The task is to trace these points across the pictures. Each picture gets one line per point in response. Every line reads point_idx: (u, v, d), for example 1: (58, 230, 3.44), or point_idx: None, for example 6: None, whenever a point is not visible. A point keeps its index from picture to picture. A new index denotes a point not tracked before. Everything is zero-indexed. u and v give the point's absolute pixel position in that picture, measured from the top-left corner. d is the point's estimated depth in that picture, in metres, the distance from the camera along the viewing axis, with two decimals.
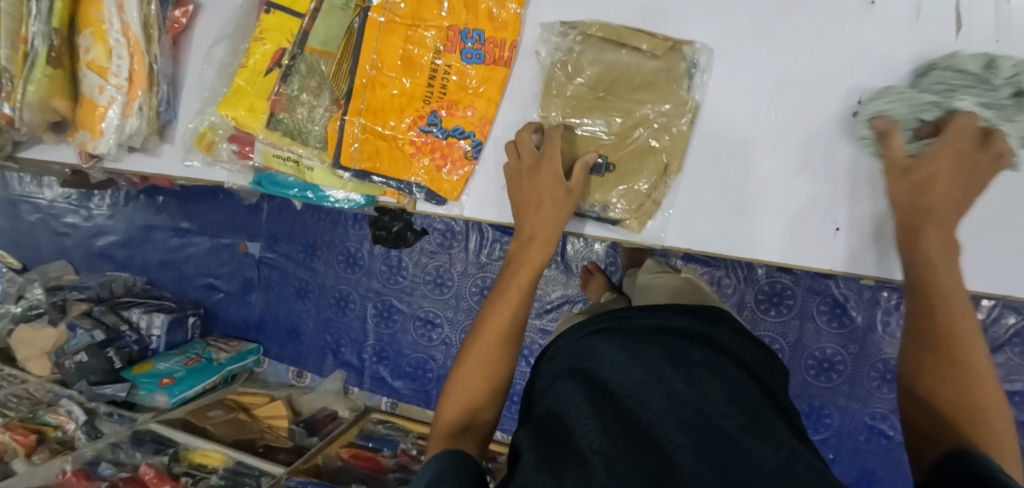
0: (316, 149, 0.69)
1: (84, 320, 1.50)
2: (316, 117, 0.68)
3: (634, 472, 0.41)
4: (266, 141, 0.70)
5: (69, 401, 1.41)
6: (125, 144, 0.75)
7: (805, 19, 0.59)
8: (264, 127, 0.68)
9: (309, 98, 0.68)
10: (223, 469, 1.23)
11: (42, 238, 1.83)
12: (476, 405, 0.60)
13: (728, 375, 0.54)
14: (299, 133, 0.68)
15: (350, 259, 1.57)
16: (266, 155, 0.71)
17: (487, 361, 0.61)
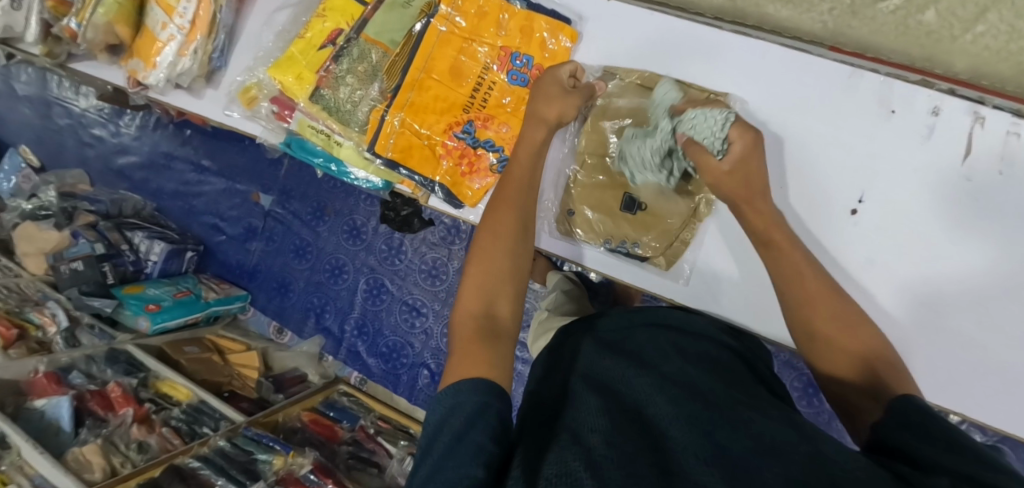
0: (355, 132, 0.72)
1: (88, 231, 1.54)
2: (356, 100, 0.71)
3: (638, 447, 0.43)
4: (305, 111, 0.73)
5: (56, 304, 1.44)
6: (172, 80, 0.79)
7: (830, 118, 0.68)
8: (307, 98, 0.71)
9: (357, 82, 0.71)
10: (186, 405, 1.25)
11: (67, 143, 1.87)
12: (493, 290, 0.59)
13: (720, 370, 0.58)
14: (338, 111, 0.71)
15: (354, 232, 1.62)
16: (301, 124, 0.75)
17: (500, 242, 0.61)
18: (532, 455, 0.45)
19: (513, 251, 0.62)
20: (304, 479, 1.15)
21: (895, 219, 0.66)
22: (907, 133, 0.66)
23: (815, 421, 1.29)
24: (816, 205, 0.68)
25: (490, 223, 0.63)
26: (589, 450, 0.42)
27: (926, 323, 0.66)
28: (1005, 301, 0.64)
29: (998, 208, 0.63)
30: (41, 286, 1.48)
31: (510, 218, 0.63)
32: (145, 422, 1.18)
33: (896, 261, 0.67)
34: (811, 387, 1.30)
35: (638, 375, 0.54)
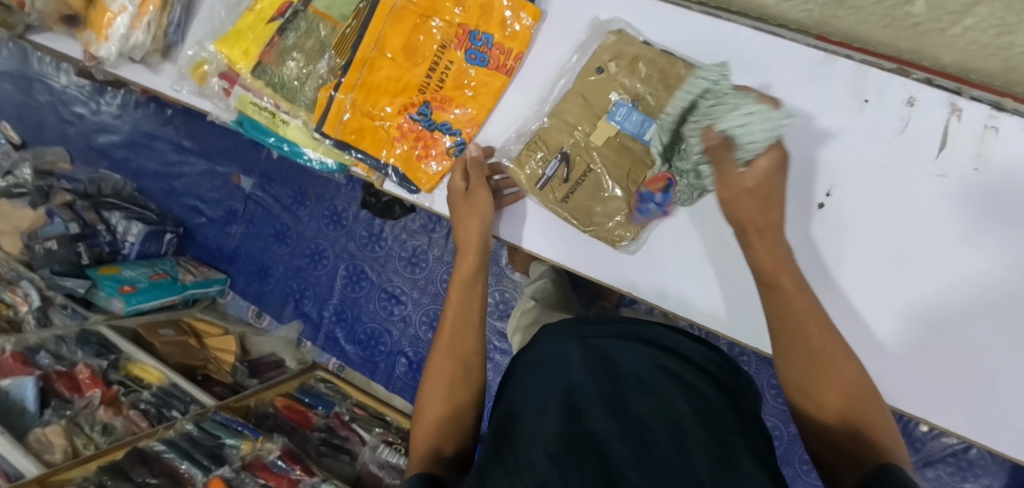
0: (302, 109, 0.71)
1: (63, 211, 1.52)
2: (304, 78, 0.70)
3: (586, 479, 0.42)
4: (247, 86, 0.71)
5: (29, 284, 1.42)
6: (126, 54, 0.77)
7: (798, 110, 0.65)
8: (250, 71, 0.69)
9: (306, 59, 0.69)
10: (156, 388, 1.24)
11: (48, 121, 1.85)
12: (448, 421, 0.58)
13: (692, 397, 0.58)
14: (282, 87, 0.70)
15: (335, 217, 1.60)
16: (242, 100, 0.73)
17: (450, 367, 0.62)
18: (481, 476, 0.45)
19: (451, 394, 0.60)
20: (271, 465, 1.14)
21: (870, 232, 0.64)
22: (881, 127, 0.63)
23: (790, 419, 1.29)
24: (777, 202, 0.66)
25: (426, 393, 0.61)
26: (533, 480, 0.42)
27: (897, 341, 0.65)
28: (973, 321, 0.62)
29: (977, 219, 0.61)
30: (14, 265, 1.46)
31: (440, 371, 0.62)
32: (113, 404, 1.17)
33: (872, 272, 0.65)
34: None
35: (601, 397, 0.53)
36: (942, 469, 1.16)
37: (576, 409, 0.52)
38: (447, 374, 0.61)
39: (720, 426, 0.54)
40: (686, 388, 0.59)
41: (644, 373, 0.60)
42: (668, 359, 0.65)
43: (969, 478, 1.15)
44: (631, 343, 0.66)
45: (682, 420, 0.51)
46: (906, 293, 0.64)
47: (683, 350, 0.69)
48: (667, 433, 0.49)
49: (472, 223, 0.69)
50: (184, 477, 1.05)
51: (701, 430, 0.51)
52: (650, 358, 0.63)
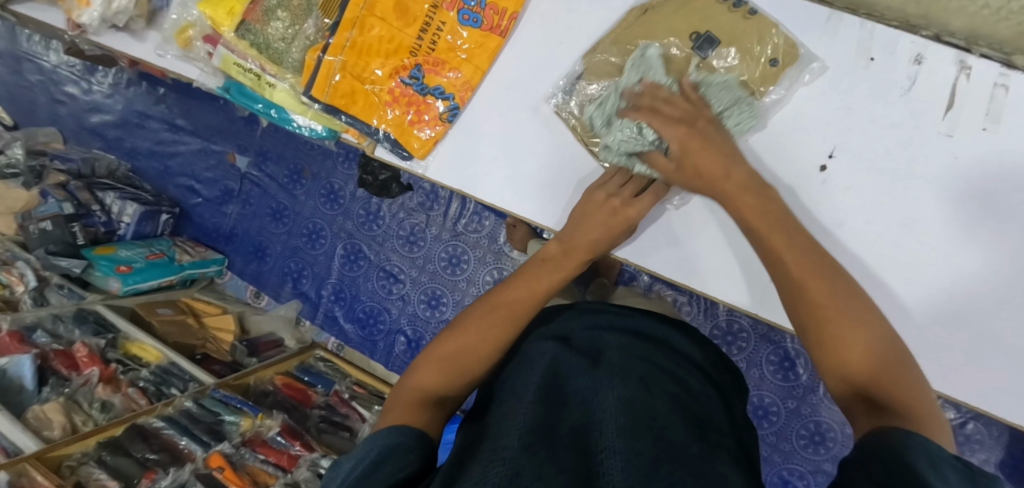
0: (289, 73, 0.69)
1: (57, 191, 1.51)
2: (289, 39, 0.68)
3: (556, 464, 0.43)
4: (231, 47, 0.70)
5: (24, 264, 1.41)
6: (109, 21, 0.75)
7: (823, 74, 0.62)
8: (233, 31, 0.68)
9: (291, 17, 0.67)
10: (155, 366, 1.24)
11: (39, 100, 1.83)
12: (451, 378, 0.58)
13: (682, 389, 0.58)
14: (266, 46, 0.68)
15: (331, 196, 1.58)
16: (226, 61, 0.71)
17: (474, 333, 0.60)
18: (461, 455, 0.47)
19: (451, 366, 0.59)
20: (271, 441, 1.14)
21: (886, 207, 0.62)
22: (889, 82, 0.61)
23: (789, 395, 1.30)
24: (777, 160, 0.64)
25: (446, 350, 0.60)
26: (512, 455, 0.44)
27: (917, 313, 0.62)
28: (996, 303, 0.60)
29: (981, 197, 0.59)
30: (8, 245, 1.45)
31: (464, 343, 0.60)
32: (111, 382, 1.16)
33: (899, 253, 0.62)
34: (788, 362, 1.29)
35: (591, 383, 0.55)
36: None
37: (561, 400, 0.53)
38: (478, 330, 0.60)
39: (703, 417, 0.55)
40: (675, 377, 0.60)
41: (638, 361, 0.60)
42: (658, 347, 0.66)
43: (965, 453, 1.16)
44: (625, 328, 0.67)
45: (668, 410, 0.53)
46: (912, 272, 0.61)
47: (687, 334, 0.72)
48: (652, 418, 0.50)
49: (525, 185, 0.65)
50: (184, 452, 1.05)
51: (685, 422, 0.52)
52: (641, 344, 0.64)
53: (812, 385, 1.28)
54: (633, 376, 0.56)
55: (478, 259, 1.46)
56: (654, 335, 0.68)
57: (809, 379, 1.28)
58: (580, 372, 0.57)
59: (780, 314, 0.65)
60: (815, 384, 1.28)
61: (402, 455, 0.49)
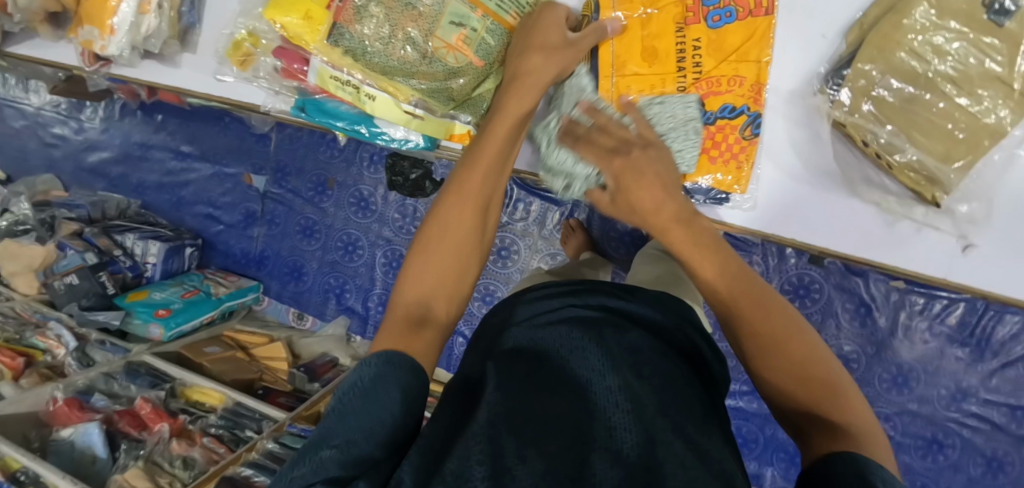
0: (401, 84, 0.58)
1: (74, 242, 1.42)
2: (386, 39, 0.54)
3: (548, 472, 0.38)
4: (324, 59, 0.58)
5: (58, 324, 1.35)
6: (140, 47, 0.67)
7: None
8: (323, 42, 0.55)
9: (387, 14, 0.53)
10: (222, 410, 1.17)
11: (30, 147, 1.72)
12: (438, 285, 0.50)
13: (673, 376, 0.52)
14: (362, 53, 0.55)
15: (362, 203, 1.48)
16: (322, 76, 0.60)
17: (453, 239, 0.51)
18: (440, 449, 0.40)
19: (459, 254, 0.51)
20: None
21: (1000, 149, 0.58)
22: None
23: (869, 341, 1.19)
24: (996, 123, 0.55)
25: (422, 255, 0.51)
26: (499, 446, 0.39)
27: (998, 243, 0.62)
28: None
29: None
30: (37, 306, 1.39)
31: (452, 247, 0.51)
32: (183, 434, 1.11)
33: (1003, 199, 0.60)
34: (865, 307, 1.19)
35: (585, 376, 0.49)
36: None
37: (554, 388, 0.48)
38: (464, 225, 0.52)
39: (693, 410, 0.49)
40: (668, 364, 0.54)
41: (631, 341, 0.55)
42: (642, 326, 0.59)
43: None
44: (601, 292, 0.62)
45: (666, 411, 0.47)
46: None
47: (655, 300, 0.64)
48: (646, 424, 0.44)
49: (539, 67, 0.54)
50: None
51: (676, 417, 0.47)
52: (631, 327, 0.57)
53: (893, 329, 1.17)
54: (622, 367, 0.50)
55: (529, 247, 1.39)
56: (642, 302, 0.62)
57: (888, 324, 1.17)
58: (575, 360, 0.51)
59: (966, 274, 0.63)
60: (897, 327, 1.17)
61: (382, 388, 0.41)
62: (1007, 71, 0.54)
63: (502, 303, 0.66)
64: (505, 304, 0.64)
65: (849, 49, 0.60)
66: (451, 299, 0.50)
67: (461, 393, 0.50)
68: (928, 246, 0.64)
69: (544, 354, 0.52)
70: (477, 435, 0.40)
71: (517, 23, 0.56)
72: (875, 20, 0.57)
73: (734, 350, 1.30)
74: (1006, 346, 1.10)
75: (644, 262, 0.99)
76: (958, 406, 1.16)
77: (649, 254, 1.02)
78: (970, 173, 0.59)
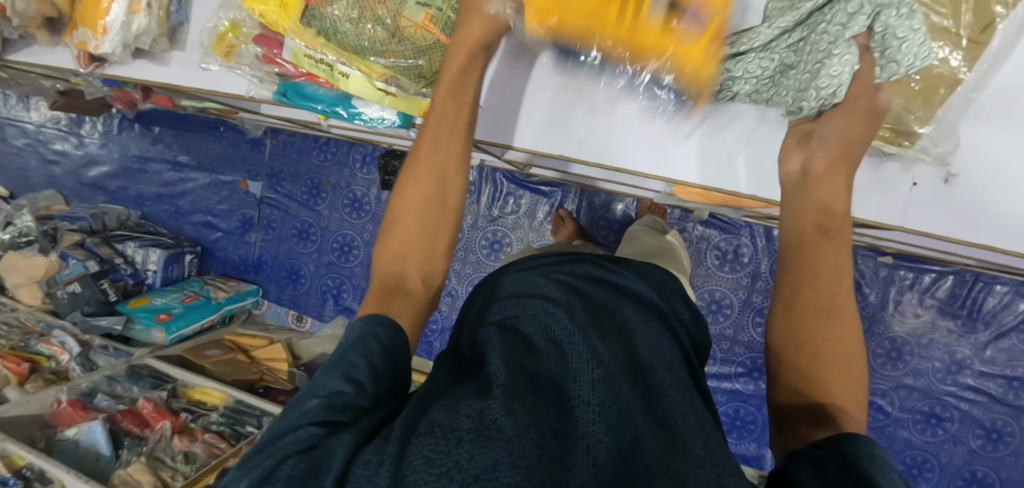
0: (373, 63, 0.60)
1: (76, 251, 1.46)
2: (355, 20, 0.58)
3: (533, 417, 0.38)
4: (298, 41, 0.60)
5: (62, 331, 1.38)
6: (131, 46, 0.70)
7: None
8: (296, 24, 0.58)
9: None
10: (223, 407, 1.20)
11: (31, 164, 1.76)
12: (411, 254, 0.52)
13: (653, 334, 0.54)
14: (334, 33, 0.58)
15: (356, 204, 1.50)
16: (296, 54, 0.61)
17: (419, 210, 0.53)
18: (426, 403, 0.41)
19: (429, 229, 0.53)
20: None
21: (965, 91, 0.50)
22: None
23: (861, 316, 1.20)
24: (951, 71, 0.49)
25: (394, 229, 0.53)
26: (482, 400, 0.39)
27: (976, 193, 0.55)
28: None
29: None
30: (42, 315, 1.43)
31: (415, 221, 0.53)
32: (185, 432, 1.14)
33: (970, 143, 0.53)
34: (854, 283, 1.20)
35: (560, 335, 0.49)
36: (1017, 337, 1.12)
37: (538, 345, 0.48)
38: (424, 195, 0.53)
39: (672, 363, 0.51)
40: (647, 323, 0.56)
41: (612, 306, 0.56)
42: (622, 291, 0.61)
43: None
44: (584, 264, 0.64)
45: (647, 365, 0.48)
46: None
47: (634, 269, 0.66)
48: (626, 379, 0.45)
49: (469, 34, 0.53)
50: None
51: (658, 369, 0.49)
52: (612, 294, 0.59)
53: (884, 303, 1.19)
54: (602, 328, 0.52)
55: (521, 239, 1.42)
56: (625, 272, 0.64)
57: (878, 299, 1.19)
58: (552, 321, 0.51)
59: (932, 223, 0.57)
60: (887, 302, 1.18)
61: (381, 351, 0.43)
62: (956, 22, 0.48)
63: (487, 278, 0.67)
64: (492, 279, 0.66)
65: None
66: (423, 259, 0.52)
67: (453, 361, 0.50)
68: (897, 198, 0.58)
69: (527, 315, 0.53)
70: (465, 394, 0.41)
71: None
72: None
73: (727, 333, 1.31)
74: (994, 314, 1.12)
75: (629, 239, 1.03)
76: (954, 378, 1.16)
77: (632, 232, 1.05)
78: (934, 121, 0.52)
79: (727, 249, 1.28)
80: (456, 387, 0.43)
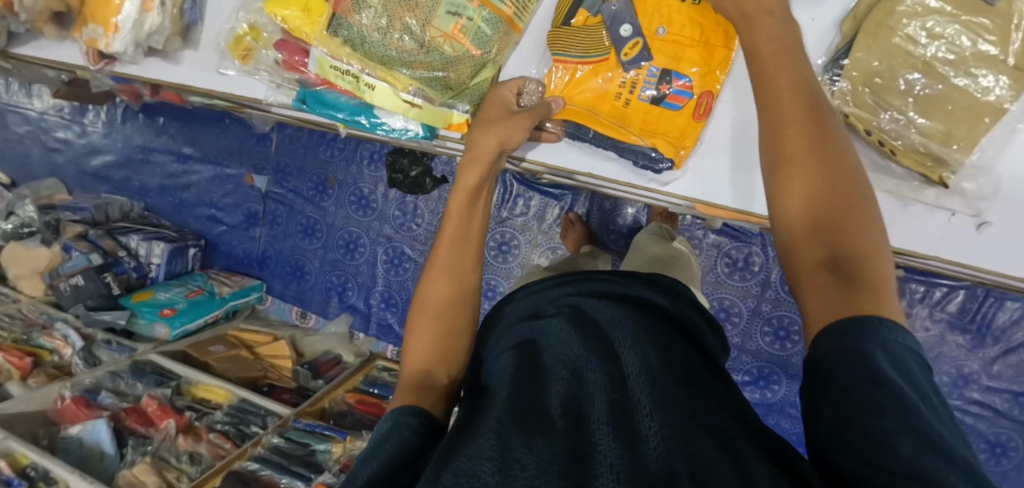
0: (400, 75, 0.58)
1: (79, 243, 1.44)
2: (384, 31, 0.56)
3: (552, 449, 0.36)
4: (323, 50, 0.59)
5: (64, 325, 1.37)
6: (143, 45, 0.68)
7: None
8: (321, 32, 0.57)
9: (384, 5, 0.55)
10: (227, 406, 1.19)
11: (33, 152, 1.74)
12: (437, 353, 0.52)
13: (670, 343, 0.51)
14: (361, 42, 0.57)
15: (362, 201, 1.49)
16: (321, 65, 0.60)
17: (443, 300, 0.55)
18: (448, 447, 0.39)
19: (453, 272, 0.56)
20: None
21: (1008, 121, 0.51)
22: None
23: None
24: (998, 100, 0.50)
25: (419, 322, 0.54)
26: (501, 437, 0.38)
27: (1013, 226, 0.54)
28: None
29: None
30: (43, 307, 1.41)
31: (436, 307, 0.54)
32: (190, 431, 1.13)
33: (1013, 175, 0.53)
34: None
35: (575, 356, 0.47)
36: None
37: (551, 367, 0.46)
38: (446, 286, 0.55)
39: (693, 371, 0.47)
40: (664, 333, 0.53)
41: (625, 315, 0.54)
42: (638, 303, 0.58)
43: None
44: (598, 279, 0.62)
45: (664, 369, 0.45)
46: None
47: (653, 282, 0.64)
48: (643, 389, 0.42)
49: (489, 133, 0.59)
50: None
51: (678, 375, 0.45)
52: (626, 305, 0.56)
53: None
54: (616, 341, 0.49)
55: (529, 241, 1.41)
56: (641, 285, 0.61)
57: None
58: (564, 345, 0.49)
59: (968, 254, 0.56)
60: None
61: (400, 438, 0.42)
62: (1003, 51, 0.49)
63: (505, 302, 0.66)
64: (510, 301, 0.65)
65: (844, 40, 0.55)
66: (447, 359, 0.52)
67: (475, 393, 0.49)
68: (931, 227, 0.57)
69: (541, 339, 0.51)
70: (482, 431, 0.39)
71: (512, 13, 0.56)
72: (868, 9, 0.53)
73: (735, 341, 1.30)
74: (1005, 331, 1.11)
75: (643, 245, 1.01)
76: (961, 393, 1.16)
77: (642, 240, 1.04)
78: (976, 151, 0.52)
79: (738, 257, 1.26)
80: (474, 424, 0.42)
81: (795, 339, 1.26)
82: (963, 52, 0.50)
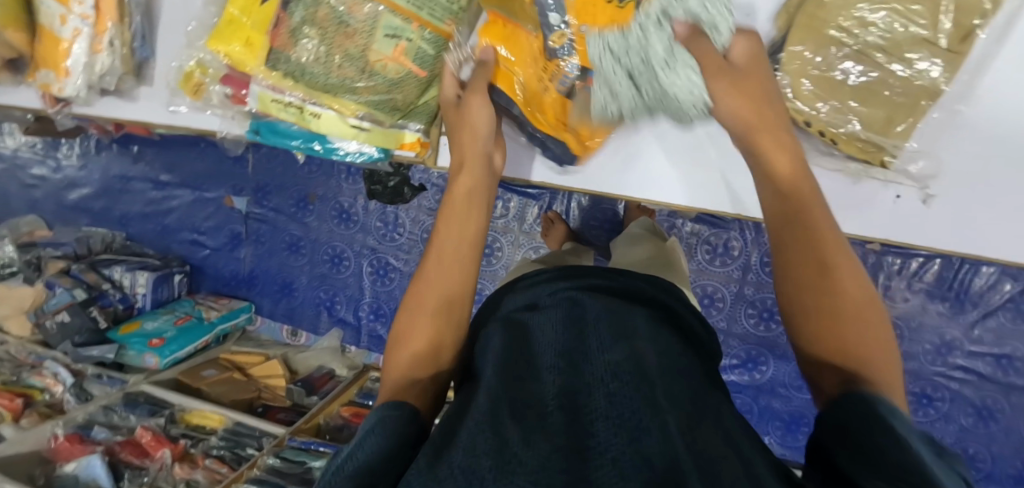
0: (346, 101, 0.60)
1: (62, 279, 1.43)
2: (324, 61, 0.57)
3: (552, 445, 0.38)
4: (265, 83, 0.60)
5: (54, 362, 1.37)
6: (96, 86, 0.68)
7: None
8: (262, 66, 0.58)
9: (323, 35, 0.56)
10: (223, 430, 1.19)
11: (9, 190, 1.73)
12: (423, 359, 0.51)
13: (664, 334, 0.52)
14: (301, 73, 0.58)
15: (344, 215, 1.49)
16: (262, 100, 0.61)
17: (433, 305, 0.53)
18: (445, 436, 0.41)
19: (445, 280, 0.55)
20: None
21: (943, 104, 0.53)
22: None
23: None
24: (932, 83, 0.52)
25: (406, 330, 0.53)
26: (500, 433, 0.39)
27: (959, 203, 0.56)
28: None
29: None
30: (32, 347, 1.41)
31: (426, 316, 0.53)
32: (186, 458, 1.13)
33: (959, 156, 0.55)
34: None
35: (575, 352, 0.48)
36: (1004, 316, 1.13)
37: (549, 361, 0.48)
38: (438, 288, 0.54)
39: (686, 362, 0.49)
40: (657, 323, 0.54)
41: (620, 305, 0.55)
42: (629, 290, 0.59)
43: None
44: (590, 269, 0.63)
45: (661, 363, 0.47)
46: None
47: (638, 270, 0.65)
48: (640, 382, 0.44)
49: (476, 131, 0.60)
50: None
51: (674, 369, 0.47)
52: (618, 295, 0.58)
53: None
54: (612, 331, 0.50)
55: (512, 243, 1.41)
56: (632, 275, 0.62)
57: None
58: (560, 342, 0.50)
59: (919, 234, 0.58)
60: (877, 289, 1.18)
61: (392, 426, 0.42)
62: (934, 33, 0.50)
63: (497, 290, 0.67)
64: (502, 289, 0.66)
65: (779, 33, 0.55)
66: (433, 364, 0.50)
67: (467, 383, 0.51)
68: (883, 210, 0.58)
69: (536, 330, 0.52)
70: (479, 422, 0.40)
71: (453, 31, 0.59)
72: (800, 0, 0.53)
73: (721, 326, 1.32)
74: (983, 296, 1.13)
75: (629, 244, 1.02)
76: (945, 360, 1.18)
77: (636, 235, 1.05)
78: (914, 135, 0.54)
79: (717, 243, 1.28)
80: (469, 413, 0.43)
81: (779, 319, 1.28)
82: (896, 37, 0.51)
